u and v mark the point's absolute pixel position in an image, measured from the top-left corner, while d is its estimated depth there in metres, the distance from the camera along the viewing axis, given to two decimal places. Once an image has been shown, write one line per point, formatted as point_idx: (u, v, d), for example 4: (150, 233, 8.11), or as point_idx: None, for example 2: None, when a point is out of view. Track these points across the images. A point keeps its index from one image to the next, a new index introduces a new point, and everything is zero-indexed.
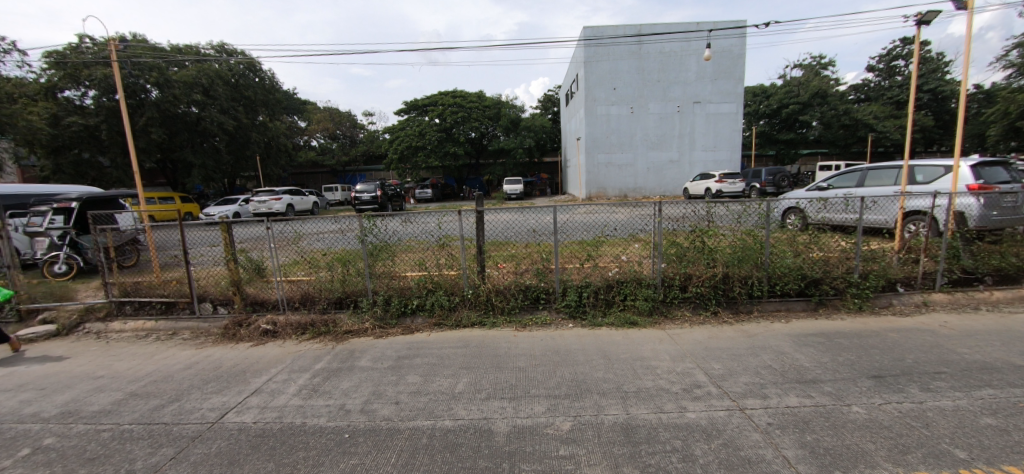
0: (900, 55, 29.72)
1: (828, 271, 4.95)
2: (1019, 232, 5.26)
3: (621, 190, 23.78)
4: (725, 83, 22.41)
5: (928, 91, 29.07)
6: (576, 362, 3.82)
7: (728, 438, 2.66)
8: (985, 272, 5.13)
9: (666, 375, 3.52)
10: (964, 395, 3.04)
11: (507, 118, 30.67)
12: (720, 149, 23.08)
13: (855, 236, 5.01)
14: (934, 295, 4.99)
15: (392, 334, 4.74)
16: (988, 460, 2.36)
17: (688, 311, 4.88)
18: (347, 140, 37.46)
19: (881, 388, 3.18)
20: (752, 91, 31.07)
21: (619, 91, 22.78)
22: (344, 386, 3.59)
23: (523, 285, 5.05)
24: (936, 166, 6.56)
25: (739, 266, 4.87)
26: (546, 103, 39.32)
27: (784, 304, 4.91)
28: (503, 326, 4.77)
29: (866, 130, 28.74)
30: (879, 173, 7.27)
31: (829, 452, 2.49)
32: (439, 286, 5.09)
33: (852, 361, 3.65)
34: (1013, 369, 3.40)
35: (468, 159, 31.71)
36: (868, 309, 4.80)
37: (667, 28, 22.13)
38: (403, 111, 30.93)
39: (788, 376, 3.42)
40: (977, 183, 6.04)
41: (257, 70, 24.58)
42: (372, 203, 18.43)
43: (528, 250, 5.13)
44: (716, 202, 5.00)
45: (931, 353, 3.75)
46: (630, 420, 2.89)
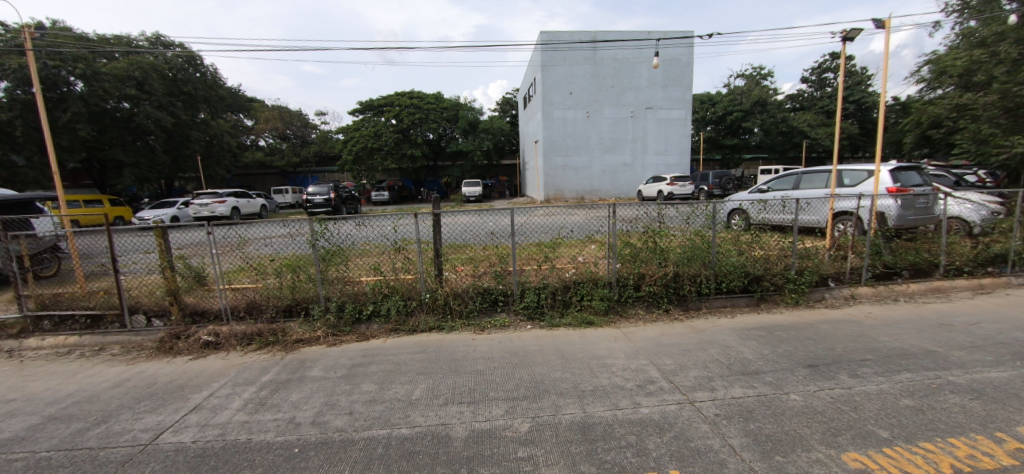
0: (830, 68, 32.19)
1: (769, 269, 5.28)
2: (932, 230, 5.84)
3: (578, 192, 24.23)
4: (675, 90, 23.44)
5: (854, 102, 31.76)
6: (534, 363, 3.85)
7: (679, 430, 2.76)
8: (903, 266, 5.66)
9: (621, 373, 3.61)
10: (887, 380, 3.33)
11: (466, 120, 30.55)
12: (671, 153, 24.12)
13: (792, 235, 5.36)
14: (860, 289, 5.43)
15: (347, 342, 4.57)
16: (907, 438, 2.61)
17: (642, 309, 5.02)
18: (298, 140, 35.98)
19: (816, 376, 3.42)
20: (700, 98, 32.72)
21: (576, 95, 23.27)
22: (294, 398, 3.42)
23: (481, 288, 5.02)
24: (860, 170, 7.17)
25: (688, 265, 5.09)
26: (504, 106, 39.40)
27: (729, 300, 5.18)
28: (461, 329, 4.72)
29: (801, 137, 31.09)
30: (813, 176, 7.82)
31: (770, 439, 2.65)
32: (395, 290, 4.96)
33: (790, 352, 3.91)
34: (926, 354, 3.76)
35: (426, 161, 31.29)
36: (803, 303, 5.15)
37: (620, 35, 22.89)
38: (358, 112, 30.05)
39: (733, 369, 3.60)
40: (895, 186, 6.67)
41: (197, 64, 23.06)
42: (325, 205, 17.72)
43: (486, 252, 5.16)
44: (667, 204, 5.21)
45: (858, 342, 4.09)
46: (587, 418, 2.94)
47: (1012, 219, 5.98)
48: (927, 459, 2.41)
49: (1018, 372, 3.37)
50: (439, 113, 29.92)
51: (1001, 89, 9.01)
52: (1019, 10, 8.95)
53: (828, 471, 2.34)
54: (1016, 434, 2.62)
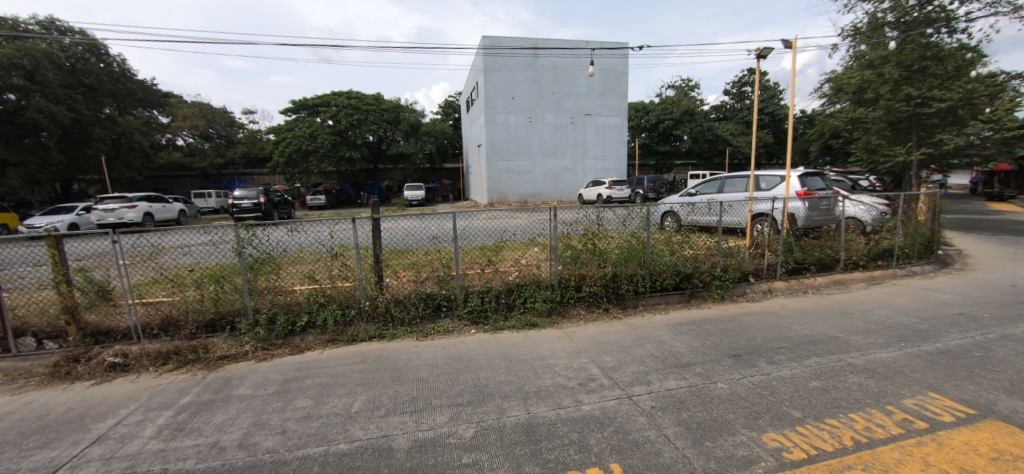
0: (747, 82, 35.17)
1: (698, 267, 5.64)
2: (833, 229, 6.55)
3: (521, 196, 24.49)
4: (611, 98, 24.53)
5: (768, 113, 34.96)
6: (478, 367, 3.83)
7: (618, 424, 2.88)
8: (810, 261, 6.30)
9: (564, 372, 3.70)
10: (799, 365, 3.68)
11: (407, 122, 29.91)
12: (609, 159, 25.18)
13: (717, 235, 5.79)
14: (776, 283, 5.97)
15: (279, 355, 4.27)
16: (816, 416, 2.90)
17: (583, 309, 5.17)
18: (222, 140, 33.23)
19: (739, 365, 3.71)
20: (635, 107, 34.49)
21: (518, 100, 23.60)
22: (218, 420, 3.14)
23: (424, 294, 4.90)
24: (774, 176, 7.91)
25: (625, 265, 5.32)
26: (447, 110, 39.17)
27: (663, 297, 5.47)
28: (404, 337, 4.59)
29: (725, 145, 33.71)
30: (734, 181, 8.51)
31: (700, 426, 2.83)
32: (331, 299, 4.73)
33: (716, 343, 4.21)
34: (830, 340, 4.21)
35: (365, 163, 30.16)
36: (727, 298, 5.58)
37: (560, 44, 23.63)
38: (290, 111, 28.40)
39: (667, 362, 3.81)
40: (802, 190, 7.40)
41: (102, 54, 20.68)
42: (254, 210, 16.53)
43: (429, 257, 5.09)
44: (604, 207, 5.46)
45: (775, 331, 4.49)
46: (531, 419, 2.97)
47: (895, 219, 6.85)
48: (832, 434, 2.70)
49: (902, 352, 3.88)
50: (379, 115, 29.03)
51: (886, 107, 10.47)
52: (898, 38, 10.32)
53: (751, 452, 2.55)
54: (901, 406, 3.01)
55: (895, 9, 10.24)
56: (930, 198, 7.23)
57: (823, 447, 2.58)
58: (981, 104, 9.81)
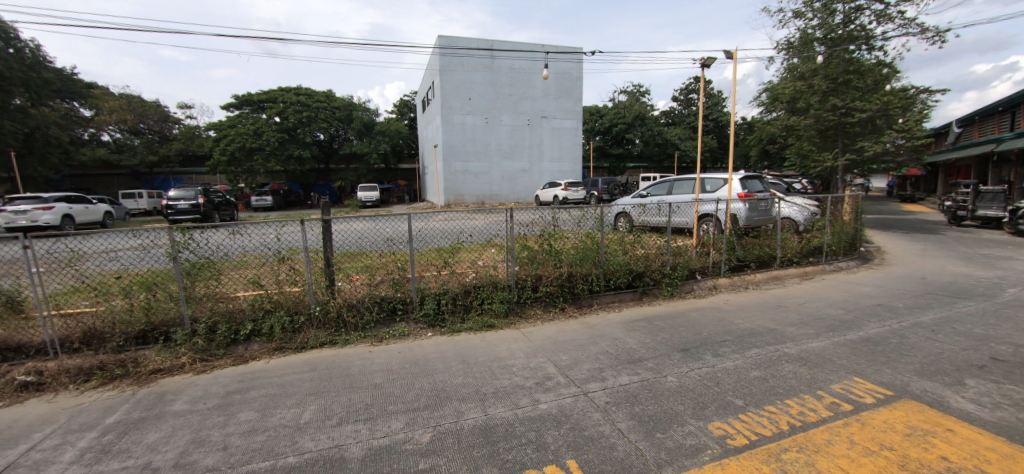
0: (693, 89, 37.07)
1: (649, 266, 5.87)
2: (770, 229, 7.02)
3: (478, 197, 24.43)
4: (566, 101, 25.03)
5: (712, 120, 36.98)
6: (435, 371, 3.78)
7: (575, 421, 2.93)
8: (751, 259, 6.72)
9: (521, 372, 3.72)
10: (741, 356, 3.92)
11: (360, 121, 29.03)
12: (564, 161, 25.67)
13: (666, 235, 6.06)
14: (720, 280, 6.31)
15: (220, 366, 4.01)
16: (757, 404, 3.10)
17: (540, 309, 5.23)
18: (155, 136, 30.47)
19: (687, 358, 3.89)
20: (589, 111, 35.42)
21: (474, 101, 23.53)
22: (151, 439, 2.90)
23: (378, 298, 4.76)
24: (718, 178, 8.36)
25: (580, 265, 5.44)
26: (403, 109, 38.40)
27: (617, 296, 5.64)
28: (357, 342, 4.45)
29: (674, 149, 35.27)
30: (682, 184, 8.92)
31: (652, 419, 2.94)
32: (279, 305, 4.49)
33: (666, 338, 4.40)
34: (768, 331, 4.52)
35: (316, 163, 28.92)
36: (676, 295, 5.84)
37: (516, 46, 23.82)
38: (232, 106, 26.74)
39: (621, 358, 3.94)
40: (744, 192, 7.89)
41: (9, 37, 18.54)
42: (191, 212, 15.41)
43: (383, 259, 4.97)
44: (560, 209, 5.54)
45: (719, 325, 4.76)
46: (489, 420, 2.97)
47: (824, 219, 7.44)
48: (771, 420, 2.89)
49: (831, 341, 4.23)
50: (330, 113, 27.99)
51: (816, 116, 11.38)
52: (826, 52, 11.22)
53: (698, 440, 2.68)
54: (830, 390, 3.28)
55: (823, 26, 11.12)
56: (854, 200, 7.93)
57: (762, 432, 2.76)
58: (894, 115, 10.89)
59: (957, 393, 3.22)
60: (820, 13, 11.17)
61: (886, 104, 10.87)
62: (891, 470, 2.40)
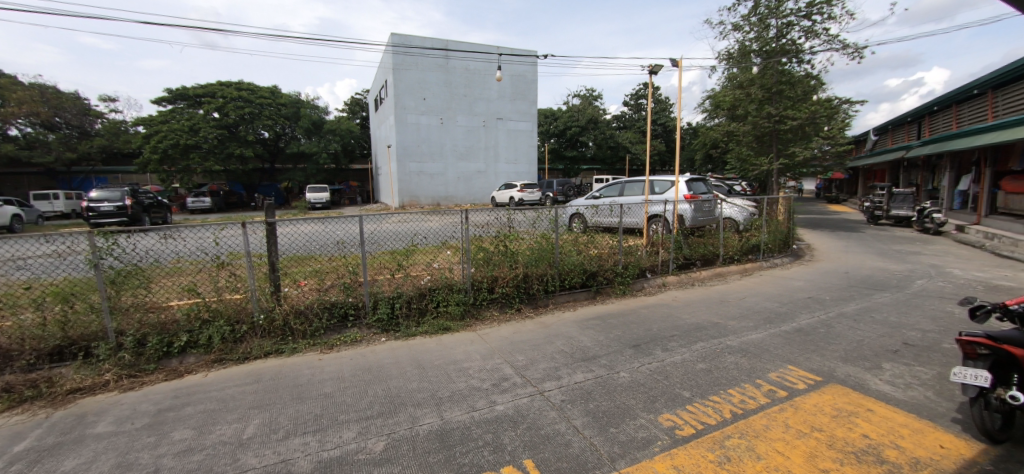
0: (642, 95, 38.60)
1: (602, 265, 6.03)
2: (713, 229, 7.44)
3: (434, 198, 24.11)
4: (521, 104, 25.27)
5: (661, 125, 38.69)
6: (389, 377, 3.68)
7: (531, 421, 2.96)
8: (696, 258, 7.09)
9: (478, 374, 3.71)
10: (688, 350, 4.12)
11: (308, 119, 27.79)
12: (520, 163, 25.88)
13: (618, 235, 6.26)
14: (669, 278, 6.60)
15: (150, 383, 3.68)
16: (702, 394, 3.26)
17: (496, 311, 5.22)
18: (73, 131, 27.58)
19: (639, 354, 4.04)
20: (544, 113, 35.97)
21: (429, 101, 23.22)
22: (67, 467, 2.61)
23: (327, 303, 4.56)
24: (666, 180, 8.75)
25: (536, 265, 5.51)
26: (354, 107, 37.19)
27: (572, 295, 5.75)
28: (305, 350, 4.25)
29: (625, 152, 36.53)
30: (632, 186, 9.26)
31: (605, 414, 3.02)
32: (218, 314, 4.20)
33: (619, 335, 4.55)
34: (713, 325, 4.78)
35: (260, 162, 27.34)
36: (628, 293, 6.05)
37: (470, 47, 23.77)
38: (165, 100, 24.78)
39: (575, 356, 4.02)
40: (689, 194, 8.32)
41: None
42: (117, 215, 14.11)
43: (333, 263, 4.79)
44: (515, 210, 5.58)
45: (669, 321, 4.97)
46: (444, 424, 2.93)
47: (761, 219, 7.97)
48: (716, 409, 3.06)
49: (768, 332, 4.54)
50: (275, 110, 26.62)
51: (753, 123, 12.20)
52: (761, 63, 12.03)
53: (649, 433, 2.79)
54: (768, 378, 3.51)
55: (759, 39, 11.91)
56: (787, 201, 8.56)
57: (707, 421, 2.92)
58: (821, 123, 11.87)
59: (876, 376, 3.55)
60: (756, 27, 11.97)
61: (813, 113, 11.83)
62: (820, 449, 2.61)
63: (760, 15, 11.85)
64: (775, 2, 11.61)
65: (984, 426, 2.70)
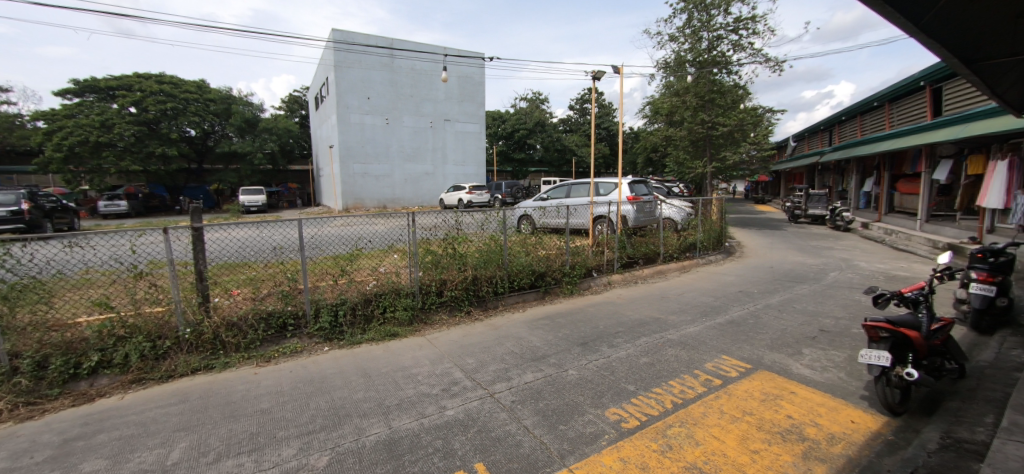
0: (587, 100, 39.79)
1: (550, 266, 6.13)
2: (654, 228, 7.82)
3: (380, 201, 23.43)
4: (469, 106, 25.19)
5: (604, 128, 40.06)
6: (333, 388, 3.52)
7: (482, 424, 2.95)
8: (639, 256, 7.41)
9: (427, 380, 3.64)
10: (632, 345, 4.29)
11: (241, 116, 25.97)
12: (469, 165, 25.77)
13: (565, 236, 6.40)
14: (614, 276, 6.84)
15: (54, 410, 3.26)
16: (646, 387, 3.41)
17: (445, 314, 5.15)
18: None
19: (586, 352, 4.15)
20: (493, 116, 36.07)
21: (373, 101, 22.54)
22: None
23: (264, 313, 4.27)
24: (610, 182, 9.09)
25: (485, 267, 5.50)
26: (292, 105, 35.29)
27: (521, 296, 5.80)
28: (239, 364, 3.96)
29: (571, 155, 37.41)
30: (578, 188, 9.52)
31: (554, 412, 3.07)
32: (137, 330, 3.81)
33: (567, 334, 4.65)
34: (655, 321, 5.02)
35: (185, 162, 25.21)
36: (575, 292, 6.20)
37: (416, 47, 23.37)
38: (70, 92, 22.19)
39: (525, 357, 4.06)
40: (631, 195, 8.68)
41: None
42: (13, 220, 12.31)
43: (270, 270, 4.55)
44: (463, 212, 5.54)
45: (614, 318, 5.16)
46: (392, 434, 2.85)
47: (697, 219, 8.47)
48: (658, 401, 3.20)
49: (704, 325, 4.84)
50: (202, 105, 24.65)
51: (689, 128, 12.99)
52: (695, 73, 12.81)
53: (597, 428, 2.87)
54: (704, 369, 3.74)
55: (692, 50, 12.68)
56: (719, 202, 9.17)
57: (651, 413, 3.05)
58: (747, 130, 12.88)
59: (797, 361, 3.90)
60: (690, 38, 12.75)
61: (741, 120, 12.78)
62: (751, 432, 2.82)
63: (693, 28, 12.64)
64: (707, 16, 12.41)
65: (887, 401, 3.05)
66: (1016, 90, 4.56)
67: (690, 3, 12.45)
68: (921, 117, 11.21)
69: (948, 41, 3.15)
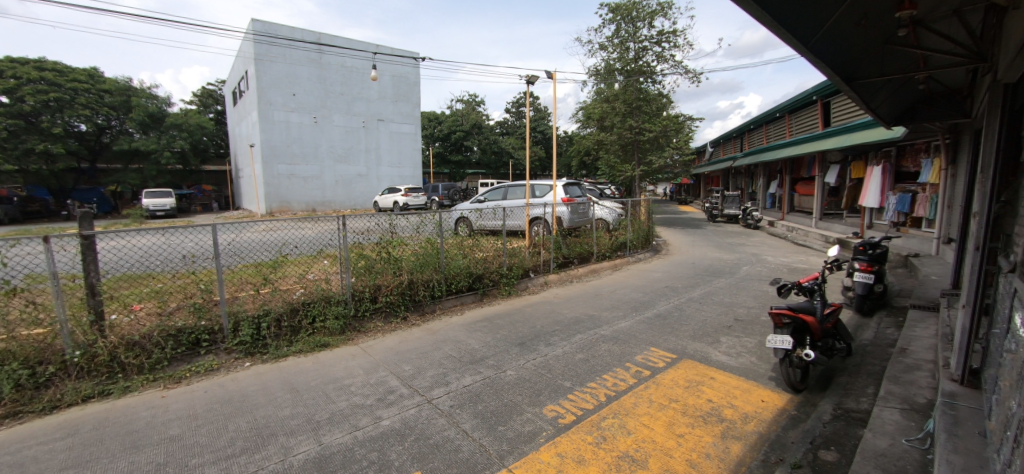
0: (522, 103, 40.48)
1: (488, 268, 6.14)
2: (587, 229, 8.14)
3: (308, 204, 22.14)
4: (404, 106, 24.59)
5: (540, 132, 40.96)
6: (255, 406, 3.27)
7: (419, 432, 2.88)
8: (574, 256, 7.66)
9: (360, 390, 3.49)
10: (568, 342, 4.44)
11: (142, 110, 23.30)
12: (405, 166, 25.13)
13: (501, 237, 6.45)
14: (550, 277, 7.01)
15: None
16: (581, 383, 3.54)
17: (380, 321, 4.98)
18: None
19: (524, 351, 4.21)
20: (428, 117, 35.48)
21: (300, 98, 21.26)
22: None
23: (172, 330, 3.87)
24: (545, 184, 9.33)
25: (421, 271, 5.38)
26: (205, 99, 32.30)
27: (459, 299, 5.77)
28: (143, 388, 3.55)
29: (508, 157, 37.77)
30: (514, 190, 9.66)
31: (492, 415, 3.08)
32: (11, 356, 3.27)
33: (505, 335, 4.70)
34: (589, 318, 5.22)
35: (75, 161, 22.13)
36: (512, 293, 6.28)
37: (346, 43, 22.41)
38: None
39: (463, 360, 4.04)
40: (566, 197, 8.98)
41: None
42: None
43: (180, 282, 4.14)
44: (397, 214, 5.38)
45: (551, 317, 5.30)
46: (323, 450, 2.70)
47: (627, 219, 8.96)
48: (592, 395, 3.33)
49: (634, 320, 5.12)
50: (96, 96, 21.80)
51: (619, 133, 13.75)
52: (624, 81, 13.52)
53: (535, 426, 2.93)
54: (635, 361, 3.95)
55: (620, 60, 13.31)
56: (646, 203, 9.74)
57: (586, 407, 3.17)
58: (670, 137, 13.92)
59: (716, 349, 4.24)
60: (618, 48, 13.41)
61: (665, 127, 13.74)
62: (677, 418, 3.02)
63: (621, 38, 13.30)
64: (633, 27, 13.13)
65: (790, 380, 3.42)
66: (885, 106, 5.28)
67: (618, 15, 13.12)
68: (814, 127, 12.68)
69: (831, 62, 3.56)
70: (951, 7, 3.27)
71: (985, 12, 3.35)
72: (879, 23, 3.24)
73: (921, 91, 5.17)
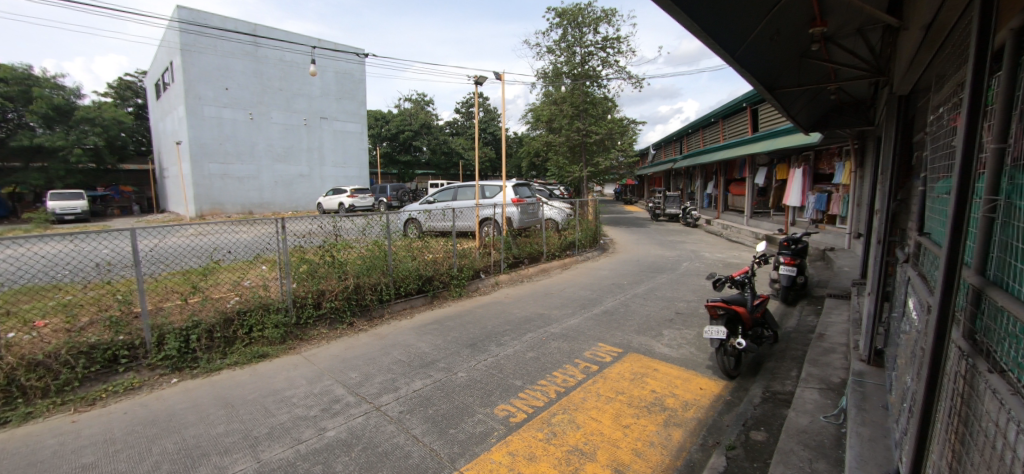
0: (472, 103, 40.33)
1: (437, 270, 6.06)
2: (536, 229, 8.29)
3: (244, 206, 20.75)
4: (349, 104, 23.72)
5: (490, 133, 40.98)
6: (185, 425, 3.03)
7: (367, 441, 2.80)
8: (524, 256, 7.75)
9: (303, 401, 3.34)
10: (519, 341, 4.49)
11: (46, 101, 20.81)
12: (350, 166, 24.25)
13: (451, 238, 6.38)
14: (501, 277, 7.04)
15: None
16: (532, 381, 3.60)
17: (324, 328, 4.78)
18: None
19: (475, 353, 4.21)
20: (375, 115, 34.45)
21: (233, 92, 19.90)
22: None
23: (83, 347, 3.47)
24: (495, 185, 9.40)
25: (368, 275, 5.22)
26: (121, 91, 29.33)
27: (408, 302, 5.66)
28: (49, 414, 3.17)
29: (458, 158, 37.40)
30: (463, 190, 9.62)
31: (442, 418, 3.06)
32: None
33: (455, 336, 4.67)
34: (539, 317, 5.30)
35: None
36: (463, 294, 6.25)
37: (285, 37, 21.28)
38: None
39: (413, 364, 3.98)
40: (515, 197, 9.09)
41: None
42: None
43: (93, 293, 3.75)
44: (342, 216, 5.19)
45: (502, 317, 5.34)
46: (261, 467, 2.56)
47: (575, 219, 9.20)
48: (543, 393, 3.39)
49: (583, 317, 5.26)
50: None
51: (566, 135, 14.20)
52: (571, 84, 13.87)
53: (486, 426, 2.94)
54: (583, 357, 4.07)
55: (568, 63, 13.62)
56: (593, 203, 10.05)
57: (537, 404, 3.23)
58: (614, 139, 14.49)
59: (659, 341, 4.47)
60: (565, 52, 13.73)
61: (610, 130, 14.33)
62: (622, 409, 3.15)
63: (567, 43, 13.63)
64: (579, 33, 13.49)
65: (724, 367, 3.67)
66: (803, 113, 5.78)
67: (564, 19, 13.42)
68: (744, 132, 13.64)
69: (756, 72, 3.85)
70: (854, 26, 3.66)
71: (882, 31, 3.78)
72: (795, 37, 3.56)
73: (832, 100, 5.72)
